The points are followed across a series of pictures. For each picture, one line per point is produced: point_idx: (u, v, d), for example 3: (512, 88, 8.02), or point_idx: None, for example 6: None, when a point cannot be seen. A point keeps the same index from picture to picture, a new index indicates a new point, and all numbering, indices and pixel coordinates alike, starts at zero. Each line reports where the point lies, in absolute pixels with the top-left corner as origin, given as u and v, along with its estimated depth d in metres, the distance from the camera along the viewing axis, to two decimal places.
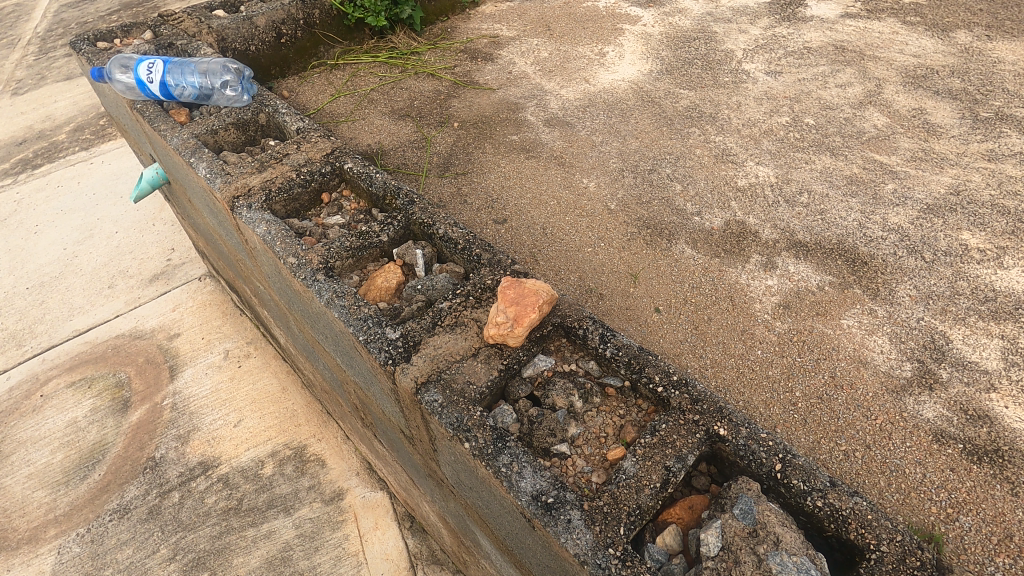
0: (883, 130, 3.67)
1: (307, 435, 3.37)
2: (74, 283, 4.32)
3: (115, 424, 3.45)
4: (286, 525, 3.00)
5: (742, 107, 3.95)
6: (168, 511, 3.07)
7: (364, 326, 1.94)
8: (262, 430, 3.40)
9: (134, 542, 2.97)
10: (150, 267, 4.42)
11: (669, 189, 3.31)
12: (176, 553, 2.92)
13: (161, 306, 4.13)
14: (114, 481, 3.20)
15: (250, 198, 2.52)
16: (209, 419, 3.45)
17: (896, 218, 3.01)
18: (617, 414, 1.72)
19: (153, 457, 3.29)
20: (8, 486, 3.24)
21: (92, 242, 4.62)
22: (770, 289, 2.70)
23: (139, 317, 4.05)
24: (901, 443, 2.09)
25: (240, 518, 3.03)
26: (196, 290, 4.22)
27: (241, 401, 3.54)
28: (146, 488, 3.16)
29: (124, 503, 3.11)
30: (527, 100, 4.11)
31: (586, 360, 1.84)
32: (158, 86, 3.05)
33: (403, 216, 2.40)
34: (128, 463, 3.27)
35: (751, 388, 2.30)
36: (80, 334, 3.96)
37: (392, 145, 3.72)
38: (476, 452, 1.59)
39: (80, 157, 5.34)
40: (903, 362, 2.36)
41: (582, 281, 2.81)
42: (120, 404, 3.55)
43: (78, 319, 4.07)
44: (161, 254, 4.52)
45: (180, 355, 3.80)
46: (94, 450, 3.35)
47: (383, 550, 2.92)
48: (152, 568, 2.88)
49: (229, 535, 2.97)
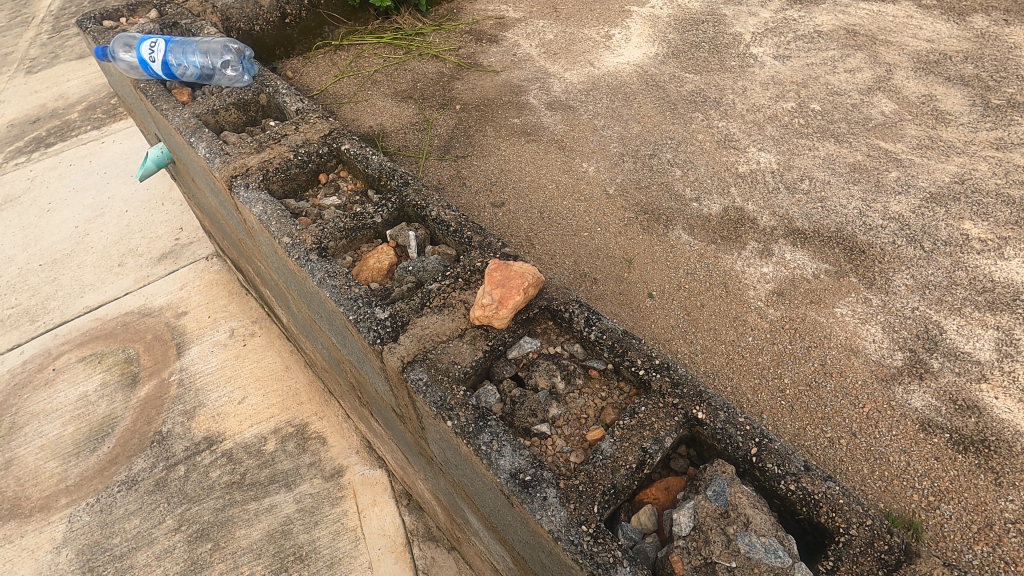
0: (890, 116, 3.60)
1: (308, 413, 3.44)
2: (85, 260, 4.41)
3: (124, 398, 3.55)
4: (287, 499, 3.08)
5: (747, 92, 3.90)
6: (174, 484, 3.16)
7: (354, 306, 1.98)
8: (265, 407, 3.48)
9: (141, 512, 3.07)
10: (159, 246, 4.49)
11: (669, 174, 3.29)
12: (182, 524, 3.01)
13: (169, 285, 4.20)
14: (123, 454, 3.30)
15: (248, 178, 2.55)
16: (214, 395, 3.53)
17: (897, 207, 2.98)
18: (599, 396, 1.74)
19: (160, 431, 3.38)
20: (22, 457, 3.35)
21: (103, 221, 4.69)
22: (765, 276, 2.69)
23: (147, 295, 4.13)
24: (887, 431, 2.10)
25: (242, 492, 3.11)
26: (202, 270, 4.28)
27: (244, 379, 3.61)
28: (153, 461, 3.26)
29: (132, 475, 3.21)
30: (530, 83, 4.08)
31: (571, 343, 1.86)
32: (160, 65, 3.08)
33: (397, 198, 2.42)
34: (137, 437, 3.37)
35: (740, 374, 2.31)
36: (90, 310, 4.04)
37: (393, 127, 3.73)
38: (457, 430, 1.62)
39: (91, 136, 5.40)
40: (894, 352, 2.35)
41: (577, 266, 2.81)
42: (129, 379, 3.64)
43: (89, 296, 4.15)
44: (169, 233, 4.59)
45: (187, 332, 3.87)
46: (104, 423, 3.45)
47: (380, 526, 2.99)
48: (158, 538, 2.97)
49: (231, 508, 3.05)
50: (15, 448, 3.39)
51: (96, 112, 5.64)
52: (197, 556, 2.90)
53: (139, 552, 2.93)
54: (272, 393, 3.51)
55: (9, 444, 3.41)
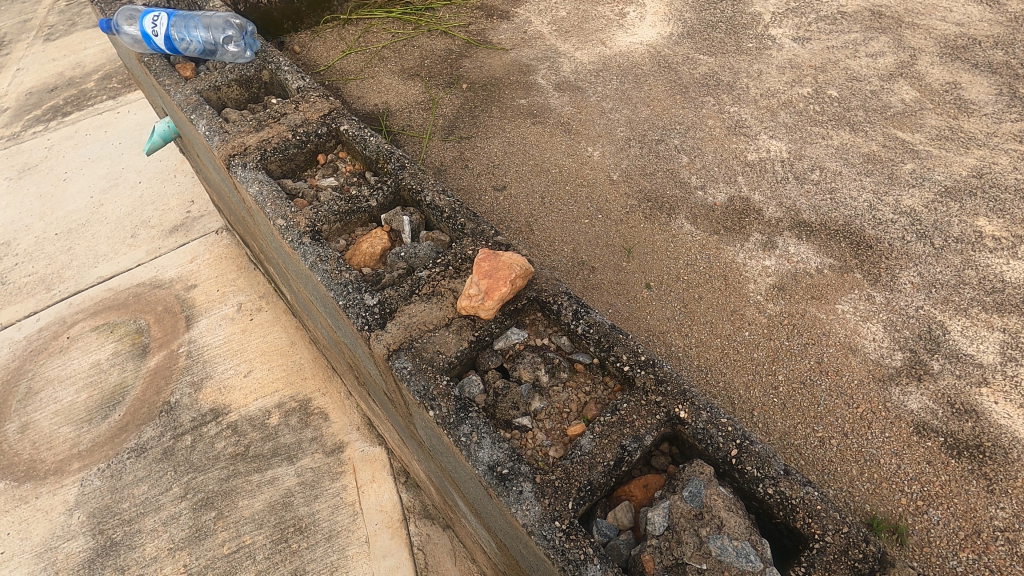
0: (911, 105, 3.47)
1: (310, 389, 3.49)
2: (99, 230, 4.47)
3: (135, 368, 3.63)
4: (289, 472, 3.15)
5: (762, 76, 3.77)
6: (181, 453, 3.24)
7: (344, 291, 1.98)
8: (269, 381, 3.53)
9: (149, 478, 3.16)
10: (171, 218, 4.53)
11: (675, 161, 3.22)
12: (187, 492, 3.10)
13: (179, 257, 4.24)
14: (133, 422, 3.39)
15: (246, 157, 2.54)
16: (221, 367, 3.59)
17: (910, 201, 2.89)
18: (583, 391, 1.73)
19: (168, 401, 3.46)
20: (37, 421, 3.46)
21: (117, 191, 4.74)
22: (767, 270, 2.64)
23: (158, 267, 4.18)
24: (879, 433, 2.06)
25: (246, 463, 3.18)
26: (210, 244, 4.32)
27: (249, 353, 3.65)
28: (161, 431, 3.34)
29: (141, 443, 3.30)
30: (539, 62, 3.99)
31: (558, 335, 1.85)
32: (163, 40, 3.06)
33: (392, 181, 2.39)
34: (146, 406, 3.45)
35: (734, 369, 2.28)
36: (103, 280, 4.12)
37: (398, 106, 3.68)
38: (438, 420, 1.63)
39: (107, 106, 5.42)
40: (894, 351, 2.30)
41: (575, 253, 2.77)
42: (139, 349, 3.72)
43: (101, 266, 4.22)
44: (180, 206, 4.62)
45: (195, 305, 3.93)
46: (115, 391, 3.54)
47: (379, 502, 3.04)
48: (164, 504, 3.06)
49: (235, 479, 3.13)
50: (31, 413, 3.50)
51: (112, 82, 5.66)
52: (201, 523, 2.98)
53: (147, 518, 3.02)
54: (275, 368, 3.56)
55: (25, 409, 3.51)
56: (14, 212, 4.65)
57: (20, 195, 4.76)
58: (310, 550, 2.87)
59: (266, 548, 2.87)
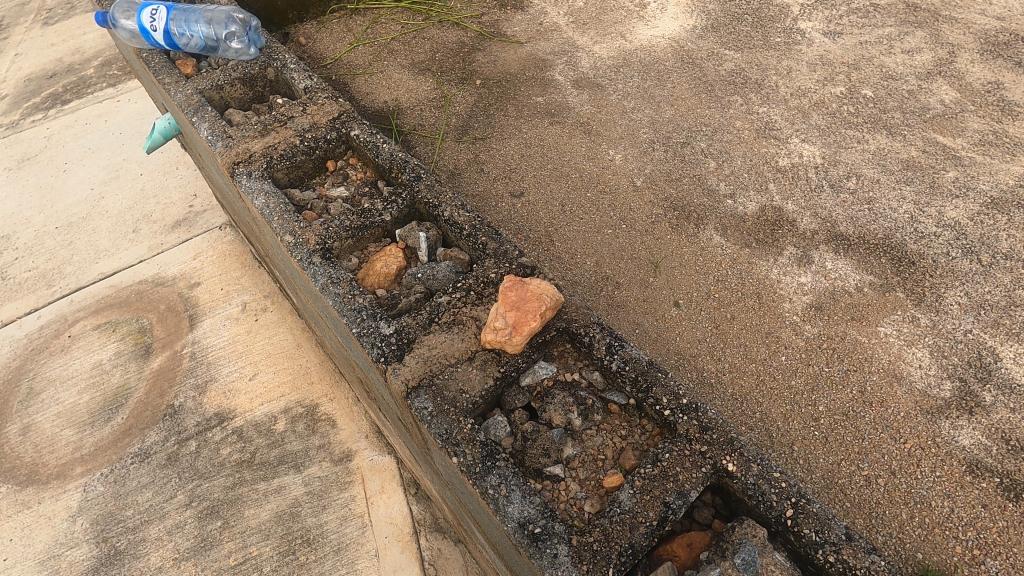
0: (951, 106, 3.28)
1: (317, 396, 3.20)
2: (100, 225, 4.18)
3: (137, 370, 3.33)
4: (296, 481, 2.87)
5: (792, 73, 3.58)
6: (185, 459, 2.98)
7: (358, 318, 1.84)
8: (275, 387, 3.25)
9: (154, 485, 2.91)
10: (173, 213, 4.21)
11: (703, 166, 3.05)
12: (192, 500, 2.85)
13: (180, 252, 3.95)
14: (136, 425, 3.12)
15: (250, 165, 2.39)
16: (226, 370, 3.30)
17: (954, 212, 2.72)
18: (618, 435, 1.60)
19: (172, 404, 3.17)
20: (39, 423, 3.20)
21: (118, 183, 4.43)
22: (803, 287, 2.49)
23: (161, 264, 3.89)
24: (929, 471, 1.93)
25: (251, 471, 2.90)
26: (213, 239, 4.04)
27: (253, 355, 3.36)
28: (165, 435, 3.07)
29: (145, 447, 3.04)
30: (556, 57, 3.80)
31: (590, 370, 1.72)
32: (161, 35, 2.89)
33: (407, 194, 2.23)
34: (149, 409, 3.18)
35: (771, 398, 2.14)
36: (104, 277, 3.82)
37: (409, 103, 3.50)
38: (463, 469, 1.50)
39: (108, 94, 5.16)
40: (942, 381, 2.16)
41: (598, 267, 2.62)
42: (142, 349, 3.44)
43: (102, 262, 3.92)
44: (181, 200, 4.31)
45: (199, 305, 3.62)
46: (118, 394, 3.27)
47: (388, 514, 2.77)
48: (168, 513, 2.81)
49: (241, 487, 2.86)
50: (32, 415, 3.24)
51: (111, 68, 5.39)
52: (207, 533, 2.74)
53: (152, 528, 2.78)
54: (281, 371, 3.25)
55: (25, 410, 3.26)
56: (13, 204, 4.40)
57: (19, 186, 4.50)
58: (319, 564, 2.62)
59: (273, 561, 2.63)
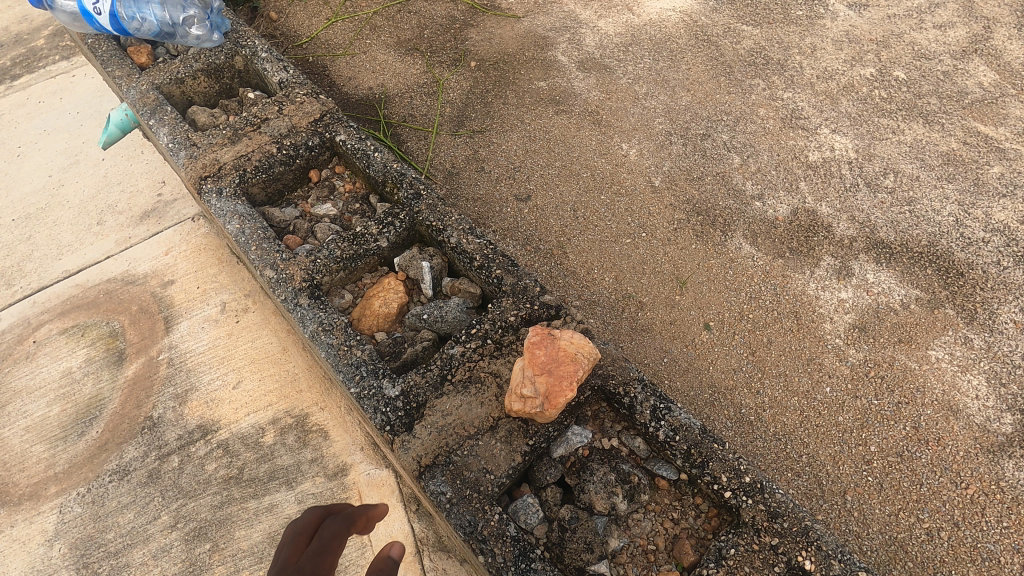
0: (990, 90, 3.02)
1: (307, 402, 2.30)
2: (55, 217, 2.88)
3: (113, 372, 2.40)
4: (288, 497, 2.10)
5: (817, 52, 3.25)
6: (170, 475, 2.16)
7: (357, 376, 1.57)
8: (261, 395, 2.34)
9: (138, 502, 2.11)
10: (139, 200, 2.93)
11: (726, 161, 2.76)
12: (179, 519, 2.08)
13: (152, 249, 2.74)
14: (112, 442, 2.24)
15: (220, 180, 2.06)
16: (207, 377, 2.37)
17: (1002, 214, 2.51)
18: (669, 518, 1.44)
19: (150, 416, 2.29)
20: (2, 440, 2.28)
21: (74, 170, 3.06)
22: (844, 304, 2.26)
23: (128, 259, 2.71)
24: (995, 522, 1.77)
25: (241, 487, 2.13)
26: (187, 232, 2.79)
27: (236, 362, 2.40)
28: (144, 450, 2.22)
29: (122, 469, 2.18)
30: (558, 34, 3.40)
31: (631, 436, 1.52)
32: (108, 19, 2.47)
33: (406, 214, 1.94)
34: (130, 419, 2.28)
35: (818, 438, 1.94)
36: (67, 274, 2.67)
37: (397, 90, 3.13)
38: (492, 571, 1.29)
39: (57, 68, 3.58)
40: (1002, 414, 1.98)
41: (618, 283, 2.37)
42: (112, 351, 2.45)
43: (67, 258, 2.74)
44: (151, 188, 2.97)
45: (173, 303, 2.56)
46: (92, 404, 2.33)
47: (388, 533, 2.04)
48: (154, 537, 2.05)
49: (231, 505, 2.10)
50: None
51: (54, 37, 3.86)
52: (195, 556, 2.01)
53: (134, 555, 2.02)
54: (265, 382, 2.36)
55: None
56: None
57: None
58: None
59: None
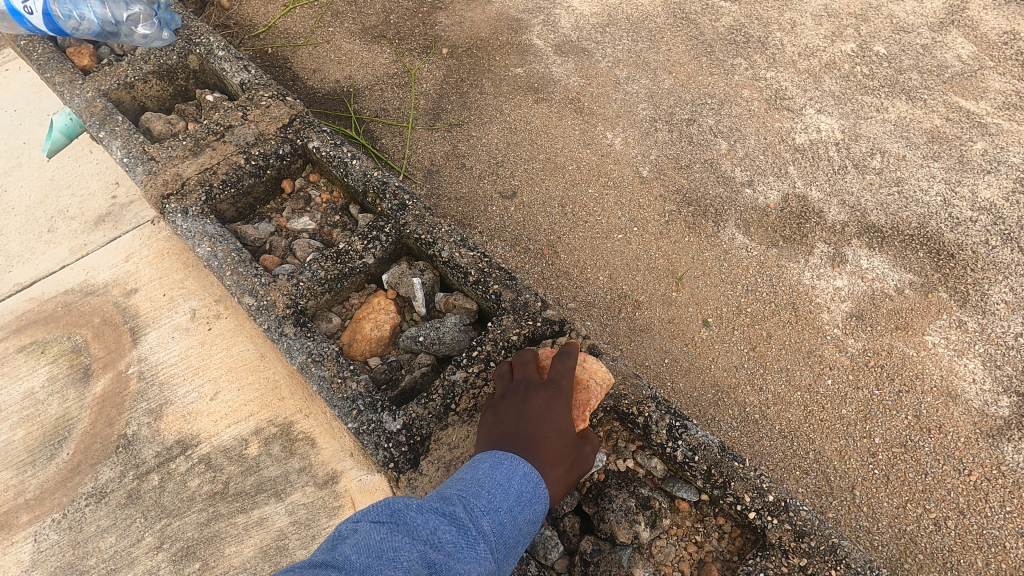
0: (969, 63, 3.00)
1: (291, 410, 2.14)
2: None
3: (80, 389, 2.21)
4: (280, 510, 1.98)
5: (797, 28, 3.15)
6: (150, 495, 2.00)
7: (354, 411, 1.57)
8: (241, 406, 2.16)
9: (118, 526, 1.96)
10: (84, 202, 2.65)
11: (714, 148, 2.68)
12: (164, 540, 1.94)
13: (111, 256, 2.49)
14: (85, 463, 2.06)
15: (184, 199, 1.93)
16: (181, 391, 2.18)
17: (987, 192, 2.51)
18: (692, 541, 1.55)
19: (122, 433, 2.11)
20: None
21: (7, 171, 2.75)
22: (839, 293, 2.24)
23: (85, 268, 2.47)
24: (999, 507, 1.81)
25: (227, 504, 1.99)
26: (147, 235, 2.53)
27: (212, 372, 2.21)
28: (120, 470, 2.05)
29: (96, 492, 2.01)
30: (532, 15, 3.20)
31: (648, 456, 1.60)
32: (41, 19, 2.21)
33: (392, 228, 1.86)
34: (103, 438, 2.10)
35: (823, 433, 1.95)
36: (20, 288, 2.43)
37: (366, 82, 2.95)
38: None
39: None
40: (999, 398, 2.00)
41: (613, 282, 2.30)
42: (76, 368, 2.25)
43: (17, 270, 2.48)
44: (102, 190, 2.69)
45: (137, 312, 2.35)
46: (59, 426, 2.14)
47: None
48: (138, 561, 1.91)
49: (218, 522, 1.96)
50: None
51: None
52: None
53: None
54: (243, 395, 2.17)
55: None
56: None
57: None
58: None
59: None
